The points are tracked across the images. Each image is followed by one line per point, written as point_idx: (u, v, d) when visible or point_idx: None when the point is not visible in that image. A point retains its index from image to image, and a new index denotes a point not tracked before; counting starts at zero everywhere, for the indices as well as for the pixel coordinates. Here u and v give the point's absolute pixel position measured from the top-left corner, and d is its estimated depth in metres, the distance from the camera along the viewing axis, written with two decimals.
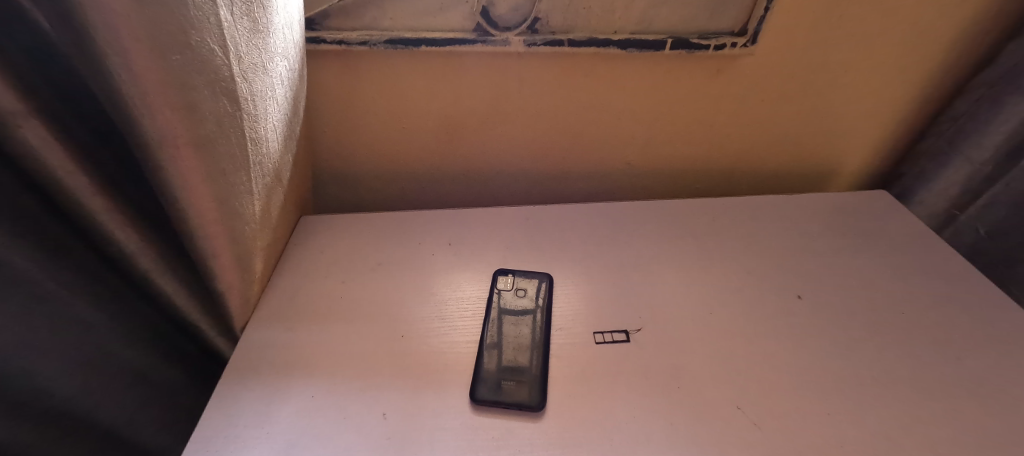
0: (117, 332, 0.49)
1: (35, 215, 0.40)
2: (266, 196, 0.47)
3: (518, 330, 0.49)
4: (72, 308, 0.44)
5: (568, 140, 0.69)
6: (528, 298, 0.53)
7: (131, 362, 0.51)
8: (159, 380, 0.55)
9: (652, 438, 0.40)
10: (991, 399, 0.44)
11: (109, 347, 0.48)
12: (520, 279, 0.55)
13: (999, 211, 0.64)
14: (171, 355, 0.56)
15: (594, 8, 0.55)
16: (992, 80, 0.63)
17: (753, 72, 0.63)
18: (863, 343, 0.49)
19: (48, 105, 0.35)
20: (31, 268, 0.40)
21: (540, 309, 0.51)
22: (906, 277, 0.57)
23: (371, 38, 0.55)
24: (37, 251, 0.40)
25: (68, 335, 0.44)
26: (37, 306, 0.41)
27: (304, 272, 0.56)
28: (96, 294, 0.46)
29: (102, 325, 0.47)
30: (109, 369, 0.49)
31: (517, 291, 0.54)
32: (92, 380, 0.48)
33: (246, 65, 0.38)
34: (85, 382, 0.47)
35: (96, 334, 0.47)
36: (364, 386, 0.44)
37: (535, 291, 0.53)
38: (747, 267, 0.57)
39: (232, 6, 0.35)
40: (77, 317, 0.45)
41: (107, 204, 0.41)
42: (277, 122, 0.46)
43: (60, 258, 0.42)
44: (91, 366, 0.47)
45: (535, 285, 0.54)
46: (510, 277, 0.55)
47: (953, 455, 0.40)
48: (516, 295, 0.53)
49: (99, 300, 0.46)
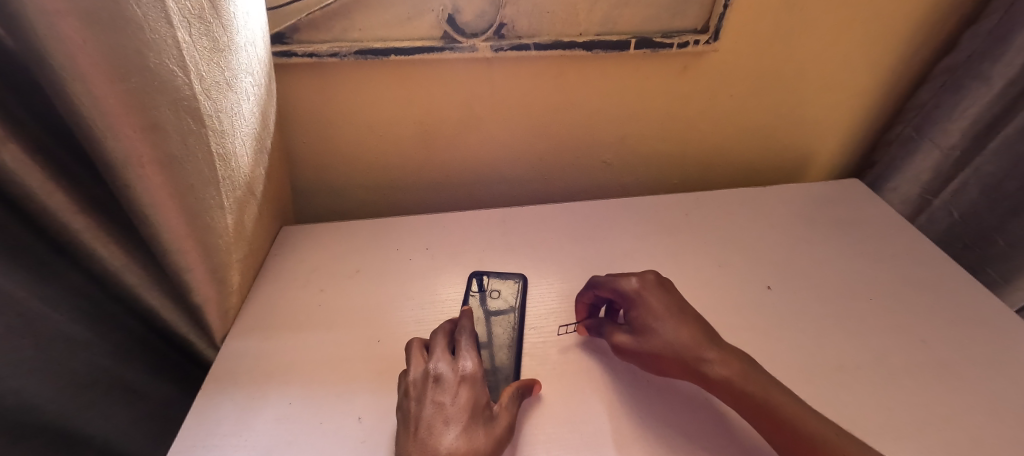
0: (106, 346, 0.50)
1: (19, 235, 0.40)
2: (239, 209, 0.48)
3: (493, 330, 0.50)
4: (63, 325, 0.45)
5: (544, 141, 0.69)
6: (503, 298, 0.54)
7: (121, 375, 0.52)
8: (148, 392, 0.56)
9: (620, 432, 0.41)
10: (953, 381, 0.46)
11: (98, 360, 0.49)
12: (494, 281, 0.56)
13: (971, 194, 0.68)
14: (159, 367, 0.57)
15: (558, 12, 0.56)
16: (952, 67, 0.65)
17: (719, 67, 0.64)
18: (831, 331, 0.50)
19: (24, 128, 0.36)
20: (16, 287, 0.40)
21: (514, 309, 0.52)
22: (874, 263, 0.58)
23: (340, 49, 0.56)
24: (24, 271, 0.41)
25: (58, 351, 0.45)
26: (26, 324, 0.42)
27: (283, 282, 0.57)
28: (81, 310, 0.47)
29: (90, 340, 0.48)
30: (100, 382, 0.50)
31: (492, 292, 0.55)
32: (80, 395, 0.48)
33: (208, 84, 0.39)
34: (76, 395, 0.48)
35: (86, 349, 0.48)
36: (341, 391, 0.45)
37: (509, 293, 0.54)
38: (719, 260, 0.58)
39: (191, 28, 0.36)
40: (66, 333, 0.45)
41: (88, 223, 0.42)
42: (245, 137, 0.47)
43: (46, 276, 0.43)
44: (81, 380, 0.48)
45: (508, 286, 0.55)
46: (484, 279, 0.56)
47: (914, 435, 0.41)
48: (491, 296, 0.54)
49: (83, 315, 0.47)
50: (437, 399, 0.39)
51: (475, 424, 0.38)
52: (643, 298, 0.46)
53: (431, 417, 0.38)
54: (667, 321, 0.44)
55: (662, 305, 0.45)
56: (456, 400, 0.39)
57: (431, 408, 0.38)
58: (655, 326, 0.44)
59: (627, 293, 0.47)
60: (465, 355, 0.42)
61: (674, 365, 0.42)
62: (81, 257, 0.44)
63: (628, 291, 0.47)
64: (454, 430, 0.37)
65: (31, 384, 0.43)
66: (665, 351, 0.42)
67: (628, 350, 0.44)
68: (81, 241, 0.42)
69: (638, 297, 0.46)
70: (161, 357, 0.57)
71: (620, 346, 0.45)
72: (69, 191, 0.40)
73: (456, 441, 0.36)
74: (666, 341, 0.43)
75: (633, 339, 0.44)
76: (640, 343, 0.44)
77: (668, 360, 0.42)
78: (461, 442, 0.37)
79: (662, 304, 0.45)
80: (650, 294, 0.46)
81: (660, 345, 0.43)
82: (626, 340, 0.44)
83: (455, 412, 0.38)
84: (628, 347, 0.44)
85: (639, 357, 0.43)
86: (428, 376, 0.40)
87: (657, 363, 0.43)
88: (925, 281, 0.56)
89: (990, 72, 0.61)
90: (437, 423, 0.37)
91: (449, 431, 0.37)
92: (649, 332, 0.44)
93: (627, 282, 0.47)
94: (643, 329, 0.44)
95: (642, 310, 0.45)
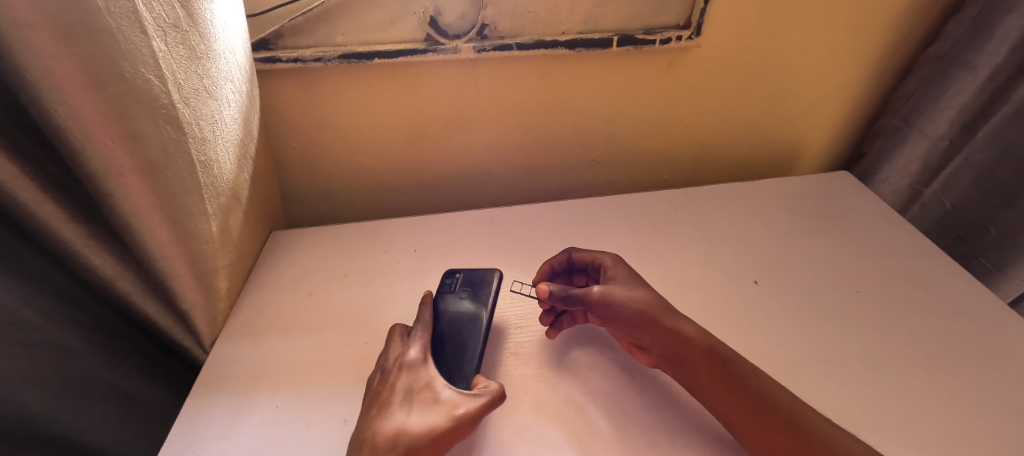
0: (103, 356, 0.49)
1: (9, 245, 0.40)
2: (224, 215, 0.49)
3: (453, 335, 0.46)
4: (60, 336, 0.45)
5: (531, 141, 0.69)
6: (471, 300, 0.50)
7: (121, 385, 0.52)
8: (149, 402, 0.55)
9: (605, 429, 0.42)
10: (940, 373, 0.45)
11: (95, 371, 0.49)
12: (462, 281, 0.52)
13: (961, 184, 0.68)
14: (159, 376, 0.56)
15: (539, 11, 0.57)
16: (938, 56, 0.65)
17: (703, 63, 0.64)
18: (818, 324, 0.50)
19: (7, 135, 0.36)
20: (10, 298, 0.40)
21: (482, 310, 0.49)
22: (862, 257, 0.58)
23: (325, 54, 0.56)
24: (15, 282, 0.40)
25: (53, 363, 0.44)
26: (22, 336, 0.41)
27: (271, 287, 0.57)
28: (75, 318, 0.46)
29: (86, 350, 0.47)
30: (98, 392, 0.49)
31: (462, 292, 0.50)
32: (78, 406, 0.48)
33: (187, 91, 0.39)
34: (76, 406, 0.47)
35: (82, 358, 0.47)
36: (327, 394, 0.45)
37: (477, 294, 0.50)
38: (706, 256, 0.58)
39: (167, 36, 0.37)
40: (62, 341, 0.45)
41: (79, 231, 0.41)
42: (227, 143, 0.47)
43: (39, 287, 0.43)
44: (80, 390, 0.48)
45: (476, 285, 0.51)
46: (456, 278, 0.52)
47: (902, 429, 0.41)
48: (460, 297, 0.50)
49: (77, 323, 0.46)
50: (378, 384, 0.42)
51: (407, 405, 0.39)
52: (617, 264, 0.51)
53: (371, 403, 0.40)
54: (640, 283, 0.48)
55: (635, 272, 0.50)
56: (394, 385, 0.41)
57: (373, 394, 0.41)
58: (631, 284, 0.48)
59: (602, 259, 0.52)
60: (411, 344, 0.44)
61: (648, 312, 0.45)
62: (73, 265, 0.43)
63: (602, 258, 0.52)
64: (384, 412, 0.39)
65: (28, 396, 0.43)
66: (640, 300, 0.46)
67: (606, 297, 0.46)
68: (72, 249, 0.41)
69: (614, 262, 0.51)
70: (157, 363, 0.56)
71: (597, 292, 0.47)
72: (59, 198, 0.39)
73: (381, 422, 0.38)
74: (641, 294, 0.47)
75: (610, 289, 0.47)
76: (618, 293, 0.47)
77: (643, 308, 0.45)
78: (389, 422, 0.38)
79: (634, 272, 0.50)
80: (624, 264, 0.51)
81: (636, 296, 0.46)
82: (604, 289, 0.47)
83: (388, 396, 0.40)
84: (606, 294, 0.46)
85: (615, 303, 0.46)
86: (378, 369, 0.43)
87: (633, 311, 0.45)
88: (912, 274, 0.56)
89: (975, 61, 0.61)
90: (373, 407, 0.40)
91: (380, 412, 0.39)
92: (625, 286, 0.48)
93: (602, 252, 0.52)
94: (620, 285, 0.48)
95: (616, 271, 0.50)
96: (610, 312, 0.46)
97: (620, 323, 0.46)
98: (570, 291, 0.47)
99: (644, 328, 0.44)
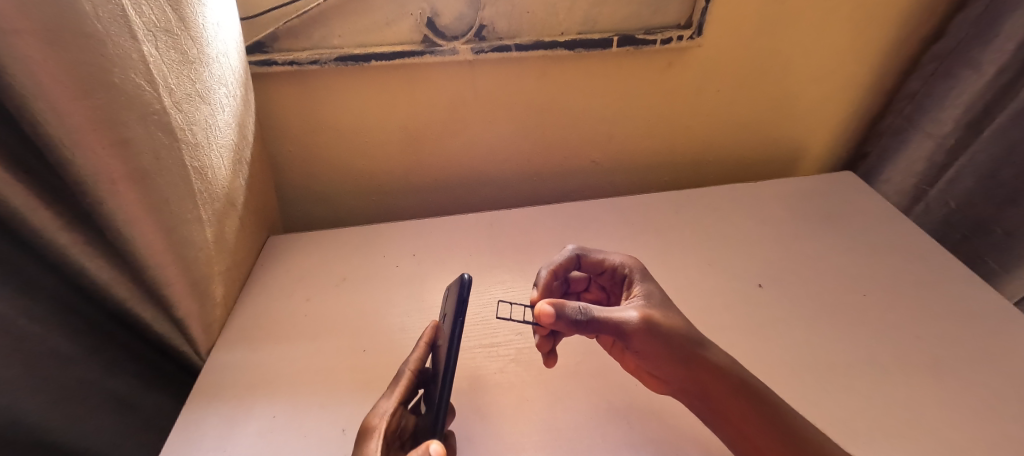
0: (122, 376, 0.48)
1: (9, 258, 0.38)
2: (219, 221, 0.48)
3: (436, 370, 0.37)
4: (73, 359, 0.43)
5: (530, 143, 0.69)
6: (450, 319, 0.39)
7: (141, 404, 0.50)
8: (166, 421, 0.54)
9: (607, 436, 0.41)
10: (947, 377, 0.45)
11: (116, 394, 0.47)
12: (450, 301, 0.43)
13: (966, 184, 0.67)
14: (175, 393, 0.55)
15: (538, 12, 0.56)
16: (942, 54, 0.64)
17: (704, 63, 0.63)
18: (823, 328, 0.49)
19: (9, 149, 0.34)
20: (21, 317, 0.38)
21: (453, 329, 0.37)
22: (866, 258, 0.57)
23: (320, 57, 0.55)
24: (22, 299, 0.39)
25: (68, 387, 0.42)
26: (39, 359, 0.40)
27: (268, 293, 0.56)
28: (77, 329, 0.44)
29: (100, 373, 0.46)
30: (123, 413, 0.48)
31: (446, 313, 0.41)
32: (104, 430, 0.46)
33: (179, 96, 0.39)
34: (99, 429, 0.46)
35: (101, 380, 0.46)
36: (325, 402, 0.45)
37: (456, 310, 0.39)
38: (708, 258, 0.58)
39: (157, 41, 0.36)
40: (62, 352, 0.42)
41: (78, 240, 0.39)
42: (222, 148, 0.47)
43: (47, 306, 0.41)
44: (104, 413, 0.46)
45: (455, 299, 0.40)
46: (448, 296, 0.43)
47: (910, 435, 0.40)
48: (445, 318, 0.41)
49: (75, 332, 0.43)
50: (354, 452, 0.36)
51: None
52: (644, 277, 0.46)
53: None
54: (672, 304, 0.44)
55: (659, 286, 0.46)
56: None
57: None
58: (667, 307, 0.44)
59: (619, 265, 0.47)
60: (383, 398, 0.37)
61: (694, 346, 0.41)
62: (73, 275, 0.40)
63: (619, 264, 0.47)
64: None
65: (51, 421, 0.41)
66: (684, 331, 0.42)
67: (654, 326, 0.41)
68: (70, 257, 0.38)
69: (640, 273, 0.46)
70: (163, 373, 0.54)
71: (643, 318, 0.41)
72: (56, 206, 0.37)
73: None
74: (681, 321, 0.43)
75: (655, 315, 0.42)
76: (661, 320, 0.42)
77: (688, 341, 0.41)
78: None
79: (659, 285, 0.46)
80: (648, 274, 0.47)
81: (677, 324, 0.42)
82: (649, 315, 0.41)
83: None
84: (654, 323, 0.41)
85: (662, 334, 0.41)
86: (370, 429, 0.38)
87: (679, 343, 0.41)
88: (917, 276, 0.55)
89: (980, 59, 0.61)
90: None
91: None
92: (663, 309, 0.43)
93: (614, 255, 0.48)
94: (658, 308, 0.43)
95: (649, 288, 0.45)
96: (657, 343, 0.41)
97: (663, 355, 0.41)
98: (617, 317, 0.40)
99: (687, 364, 0.41)
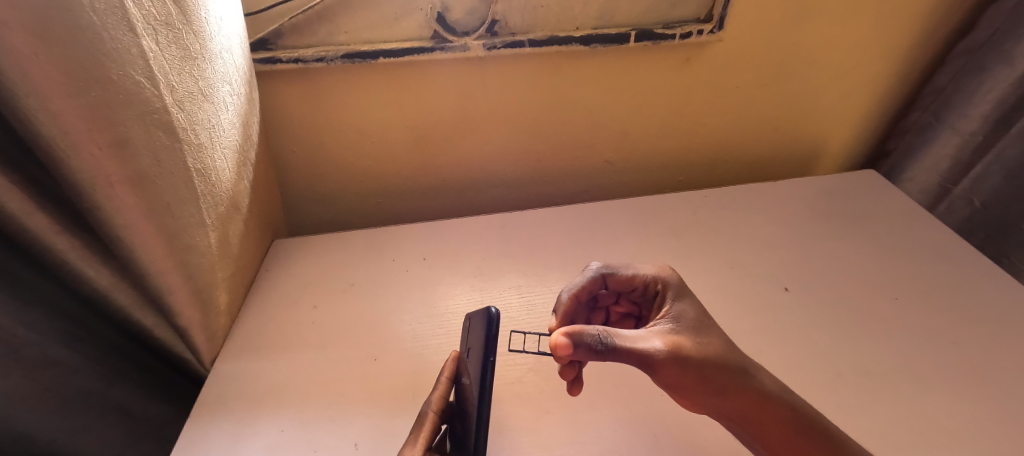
0: (129, 388, 0.46)
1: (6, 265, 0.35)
2: (222, 226, 0.46)
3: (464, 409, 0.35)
4: (76, 372, 0.41)
5: (543, 143, 0.67)
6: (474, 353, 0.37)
7: (147, 417, 0.48)
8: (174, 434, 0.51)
9: (634, 451, 0.39)
10: (988, 385, 0.43)
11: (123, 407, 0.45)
12: (473, 334, 0.40)
13: (993, 182, 0.65)
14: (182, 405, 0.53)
15: (552, 6, 0.54)
16: (973, 48, 0.64)
17: (720, 58, 0.62)
18: (854, 334, 0.47)
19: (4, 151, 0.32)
20: (21, 328, 0.36)
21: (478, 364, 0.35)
22: (894, 260, 0.55)
23: (327, 54, 0.53)
24: (22, 309, 0.36)
25: (70, 402, 0.40)
26: (41, 372, 0.38)
27: (274, 300, 0.54)
28: (80, 341, 0.41)
29: (106, 387, 0.44)
30: (130, 427, 0.46)
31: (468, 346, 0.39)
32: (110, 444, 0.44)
33: (181, 94, 0.37)
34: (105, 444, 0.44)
35: (108, 392, 0.44)
36: (335, 416, 0.42)
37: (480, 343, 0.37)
38: (731, 261, 0.56)
39: (157, 35, 0.34)
40: (63, 363, 0.40)
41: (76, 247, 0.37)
42: (226, 149, 0.45)
43: (48, 317, 0.38)
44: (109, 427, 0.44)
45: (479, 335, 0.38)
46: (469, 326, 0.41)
47: (953, 447, 0.38)
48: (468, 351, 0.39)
49: (77, 343, 0.41)
50: None
51: None
52: (678, 296, 0.41)
53: None
54: (705, 327, 0.38)
55: (694, 305, 0.40)
56: None
57: None
58: (698, 330, 0.38)
59: (651, 280, 0.42)
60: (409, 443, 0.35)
61: (730, 375, 0.36)
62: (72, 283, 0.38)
63: (652, 279, 0.42)
64: None
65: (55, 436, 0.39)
66: (718, 358, 0.36)
67: (684, 355, 0.35)
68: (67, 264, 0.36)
69: (673, 291, 0.41)
70: (169, 384, 0.51)
71: (670, 347, 0.35)
72: (50, 210, 0.35)
73: None
74: (715, 347, 0.37)
75: (683, 343, 0.36)
76: (691, 347, 0.36)
77: (723, 369, 0.36)
78: None
79: (693, 305, 0.40)
80: (681, 291, 0.41)
81: (711, 350, 0.37)
82: (677, 342, 0.36)
83: None
84: (682, 352, 0.35)
85: (694, 363, 0.35)
86: None
87: (713, 373, 0.36)
88: (948, 279, 0.53)
89: (1013, 52, 0.60)
90: None
91: None
92: (694, 334, 0.37)
93: (645, 269, 0.43)
94: (686, 332, 0.37)
95: (681, 308, 0.40)
96: (689, 375, 0.35)
97: (694, 386, 0.36)
98: (641, 346, 0.34)
99: (723, 394, 0.36)
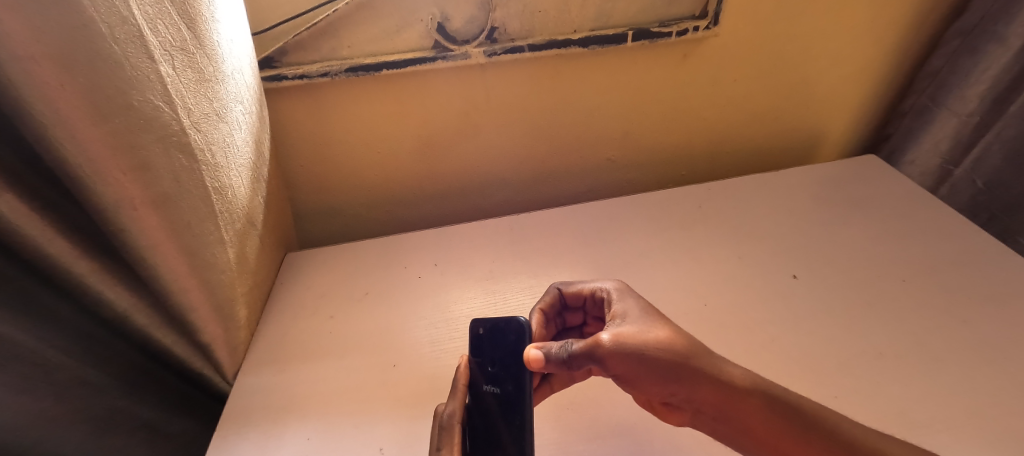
0: (155, 406, 0.47)
1: (31, 292, 0.36)
2: (240, 242, 0.47)
3: (499, 417, 0.37)
4: (103, 392, 0.41)
5: (546, 144, 0.68)
6: (508, 367, 0.39)
7: (175, 432, 0.49)
8: (198, 448, 0.52)
9: (655, 440, 0.40)
10: (999, 359, 0.44)
11: (151, 424, 0.46)
12: (497, 346, 0.40)
13: (994, 161, 0.66)
14: (206, 420, 0.53)
15: (549, 11, 0.56)
16: (964, 30, 0.65)
17: (717, 52, 0.63)
18: (864, 317, 0.48)
19: (25, 180, 0.33)
20: (50, 352, 0.37)
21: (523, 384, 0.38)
22: (900, 243, 0.56)
23: (331, 68, 0.54)
24: (49, 335, 0.37)
25: (99, 422, 0.41)
26: (69, 394, 0.38)
27: (292, 311, 0.55)
28: (107, 363, 0.42)
29: (132, 406, 0.44)
30: (159, 444, 0.47)
31: (496, 357, 0.40)
32: None
33: (197, 116, 0.38)
34: None
35: (135, 411, 0.44)
36: (359, 422, 0.43)
37: (515, 360, 0.39)
38: (738, 252, 0.56)
39: (173, 61, 0.35)
40: (91, 384, 0.40)
41: (100, 270, 0.37)
42: (239, 168, 0.46)
43: (74, 340, 0.39)
44: (138, 445, 0.45)
45: (511, 347, 0.40)
46: (488, 333, 0.41)
47: (968, 422, 0.39)
48: (493, 361, 0.39)
49: (103, 364, 0.42)
50: None
51: None
52: (621, 296, 0.41)
53: None
54: (650, 317, 0.38)
55: (639, 301, 0.40)
56: None
57: None
58: (644, 319, 0.37)
59: (598, 291, 0.43)
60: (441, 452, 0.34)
61: (681, 358, 0.35)
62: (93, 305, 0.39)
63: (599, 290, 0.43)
64: None
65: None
66: (668, 343, 0.35)
67: (627, 344, 0.35)
68: (87, 287, 0.37)
69: (616, 295, 0.42)
70: (193, 401, 0.52)
71: (614, 337, 0.36)
72: (72, 237, 0.36)
73: None
74: (659, 332, 0.36)
75: (627, 333, 0.36)
76: (635, 335, 0.36)
77: (672, 352, 0.35)
78: None
79: (638, 301, 0.40)
80: (624, 293, 0.42)
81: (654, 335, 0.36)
82: (620, 332, 0.36)
83: None
84: (627, 341, 0.35)
85: (640, 349, 0.35)
86: None
87: (659, 361, 0.35)
88: (954, 258, 0.53)
89: (1006, 32, 0.61)
90: None
91: None
92: (637, 324, 0.37)
93: (595, 283, 0.44)
94: (632, 324, 0.37)
95: (627, 305, 0.40)
96: (639, 365, 0.35)
97: (645, 376, 0.35)
98: (587, 342, 0.35)
99: (678, 381, 0.35)
